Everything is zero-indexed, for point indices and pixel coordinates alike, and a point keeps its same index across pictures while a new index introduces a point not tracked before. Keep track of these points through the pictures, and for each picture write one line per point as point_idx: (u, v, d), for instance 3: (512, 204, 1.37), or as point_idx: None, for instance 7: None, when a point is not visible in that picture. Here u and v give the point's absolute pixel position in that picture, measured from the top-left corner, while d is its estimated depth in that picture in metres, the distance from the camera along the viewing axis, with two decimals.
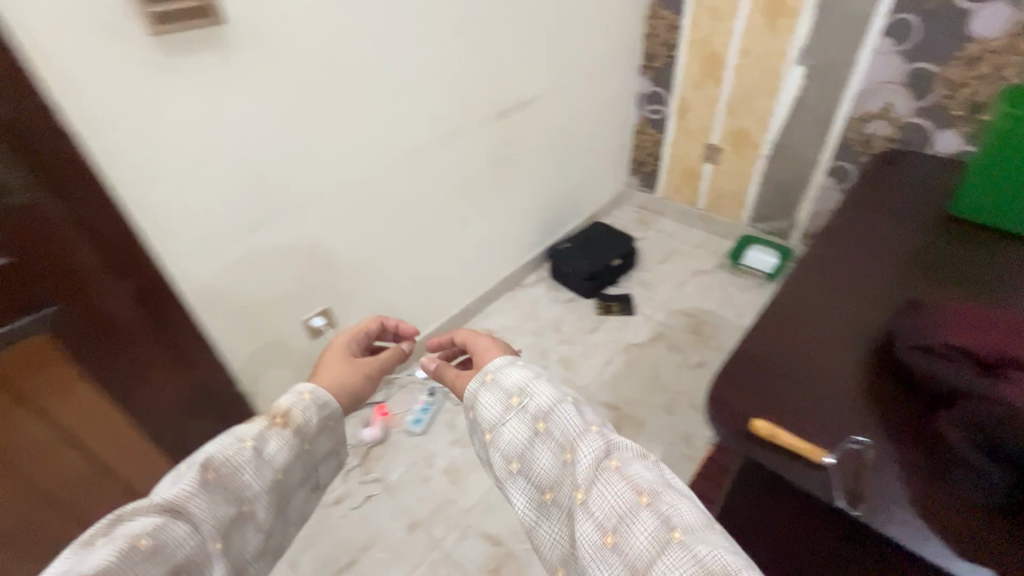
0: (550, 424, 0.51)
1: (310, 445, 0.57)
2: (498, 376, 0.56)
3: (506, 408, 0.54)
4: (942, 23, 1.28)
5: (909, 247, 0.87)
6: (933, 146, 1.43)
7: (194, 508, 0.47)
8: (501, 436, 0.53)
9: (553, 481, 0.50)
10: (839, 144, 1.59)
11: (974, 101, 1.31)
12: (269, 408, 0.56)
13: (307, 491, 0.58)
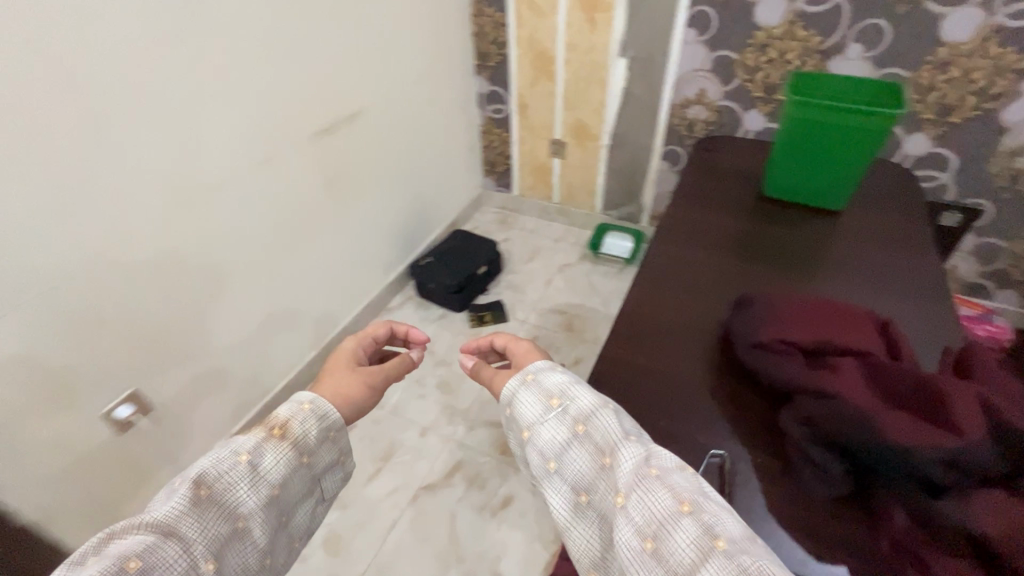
0: (591, 426, 0.52)
1: (308, 458, 0.58)
2: (539, 377, 0.58)
3: (545, 408, 0.55)
4: (733, 14, 1.39)
5: (731, 238, 0.91)
6: (743, 126, 1.56)
7: (187, 525, 0.47)
8: (538, 438, 0.54)
9: (591, 483, 0.51)
10: (668, 130, 1.68)
11: (768, 83, 1.45)
12: (268, 419, 0.58)
13: (305, 504, 0.59)
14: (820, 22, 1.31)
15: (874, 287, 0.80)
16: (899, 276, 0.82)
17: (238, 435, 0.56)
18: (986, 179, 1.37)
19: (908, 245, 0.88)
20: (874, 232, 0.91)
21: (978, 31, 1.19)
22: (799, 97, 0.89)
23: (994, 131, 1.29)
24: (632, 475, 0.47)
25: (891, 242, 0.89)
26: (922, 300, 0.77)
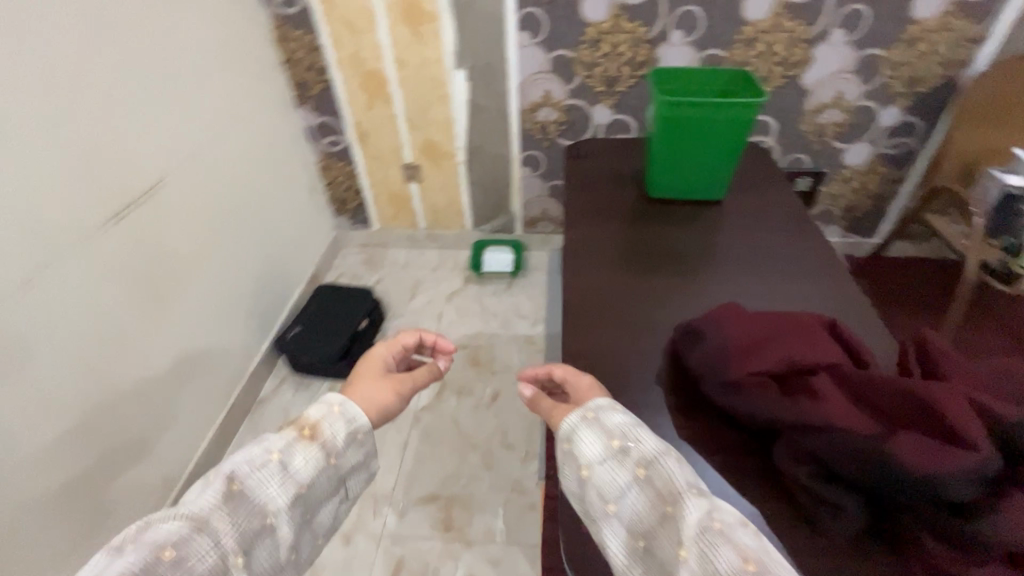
0: (653, 473, 0.51)
1: (335, 459, 0.62)
2: (598, 415, 0.56)
3: (606, 449, 0.54)
4: (562, 13, 1.36)
5: (636, 256, 0.87)
6: (593, 120, 1.56)
7: (219, 519, 0.53)
8: (597, 479, 0.52)
9: (650, 529, 0.49)
10: (522, 136, 1.63)
11: (607, 77, 1.46)
12: (301, 419, 0.63)
13: (330, 501, 0.63)
14: (642, 13, 1.34)
15: (778, 278, 0.81)
16: (794, 262, 0.84)
17: (273, 433, 0.61)
18: (800, 136, 1.54)
19: (787, 226, 0.91)
20: (756, 219, 0.93)
21: (773, 8, 1.31)
22: (669, 98, 0.86)
23: (800, 94, 1.45)
24: (697, 528, 0.46)
25: (774, 227, 0.92)
26: (822, 283, 0.79)
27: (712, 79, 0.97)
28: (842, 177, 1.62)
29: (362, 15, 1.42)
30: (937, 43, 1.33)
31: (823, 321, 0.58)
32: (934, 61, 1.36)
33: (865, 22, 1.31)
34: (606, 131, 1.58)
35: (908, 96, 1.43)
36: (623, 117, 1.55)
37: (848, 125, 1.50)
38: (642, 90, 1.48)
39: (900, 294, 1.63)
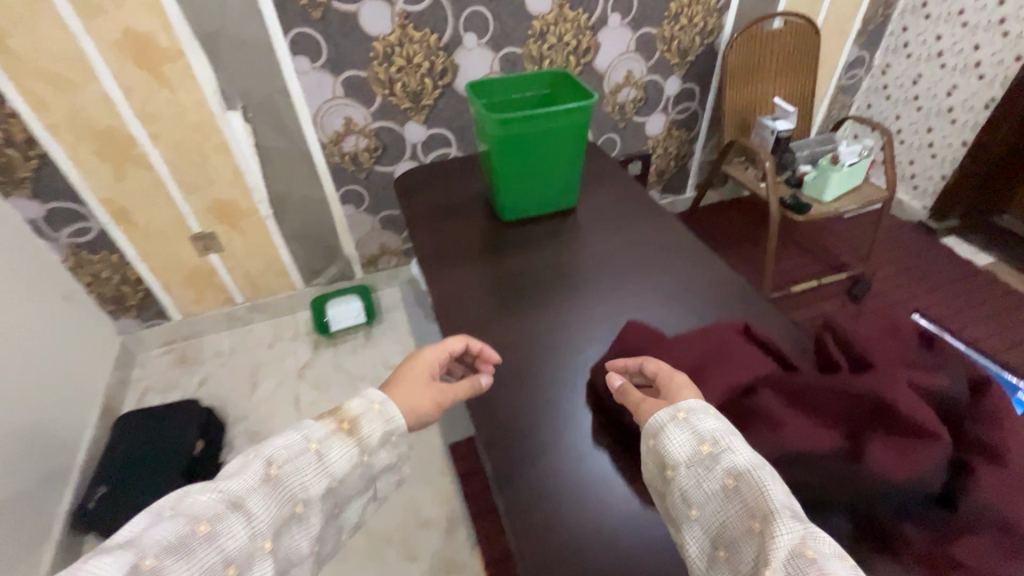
0: (742, 484, 0.43)
1: (369, 457, 0.56)
2: (689, 414, 0.48)
3: (694, 454, 0.46)
4: (340, 29, 1.19)
5: (521, 302, 0.77)
6: (408, 140, 1.42)
7: (256, 500, 0.48)
8: (680, 484, 0.46)
9: (733, 543, 0.42)
10: (333, 172, 1.41)
11: (410, 92, 1.33)
12: (341, 411, 0.58)
13: (359, 499, 0.58)
14: (428, 19, 1.24)
15: (665, 280, 0.77)
16: (673, 258, 0.81)
17: (311, 420, 0.56)
18: (607, 117, 1.60)
19: (649, 221, 0.89)
20: (619, 222, 0.89)
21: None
22: (499, 115, 0.77)
23: (597, 79, 1.50)
24: (782, 554, 0.37)
25: (637, 224, 0.89)
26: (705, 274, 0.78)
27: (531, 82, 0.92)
28: (649, 147, 1.74)
29: (68, 62, 1.07)
30: (694, 15, 1.47)
31: (736, 328, 0.56)
32: (694, 32, 1.51)
33: (634, 4, 1.39)
34: (424, 149, 1.46)
35: (682, 65, 1.58)
36: (438, 131, 1.43)
37: (643, 99, 1.61)
38: (451, 99, 1.39)
39: (722, 240, 1.82)
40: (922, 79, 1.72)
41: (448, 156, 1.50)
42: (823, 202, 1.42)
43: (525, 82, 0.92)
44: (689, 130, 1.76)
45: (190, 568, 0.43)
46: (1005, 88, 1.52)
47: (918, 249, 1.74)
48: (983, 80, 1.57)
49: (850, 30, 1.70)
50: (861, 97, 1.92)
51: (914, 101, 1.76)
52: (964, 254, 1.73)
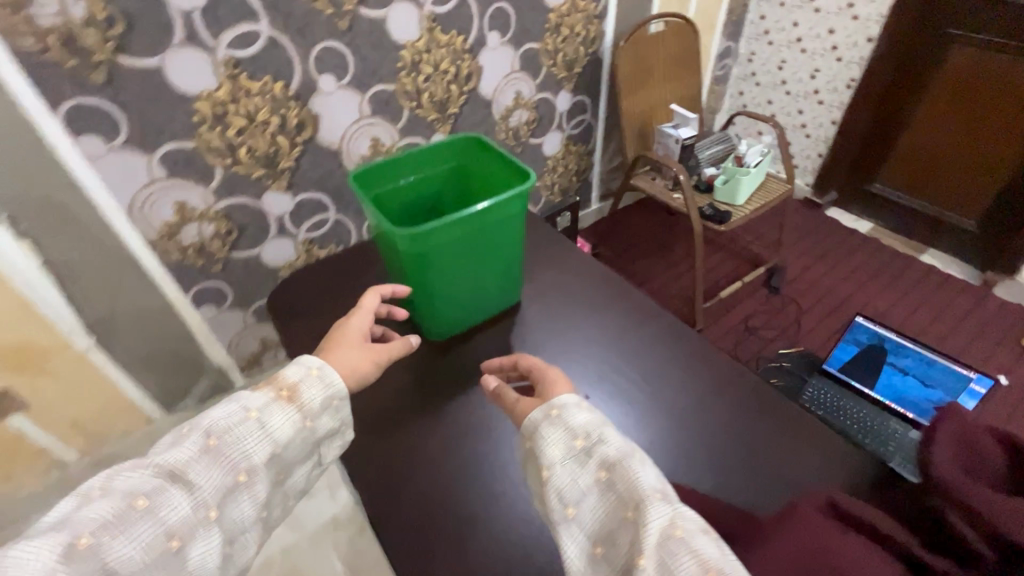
0: (614, 475, 0.49)
1: (313, 422, 0.55)
2: (563, 411, 0.54)
3: (572, 451, 0.52)
4: (141, 92, 0.86)
5: (511, 487, 0.60)
6: (271, 215, 1.12)
7: (196, 472, 0.48)
8: (557, 480, 0.50)
9: (610, 540, 0.46)
10: (176, 273, 1.07)
11: (261, 156, 1.03)
12: (276, 380, 0.56)
13: (305, 466, 0.56)
14: (267, 64, 0.95)
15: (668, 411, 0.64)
16: (659, 370, 0.68)
17: (248, 391, 0.54)
18: (501, 144, 1.42)
19: (612, 316, 0.76)
20: (579, 326, 0.74)
21: (421, 23, 1.09)
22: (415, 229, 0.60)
23: (484, 105, 1.31)
24: (656, 537, 0.43)
25: (599, 322, 0.75)
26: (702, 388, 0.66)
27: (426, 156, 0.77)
28: (549, 167, 1.60)
29: None
30: (574, 25, 1.35)
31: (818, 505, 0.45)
32: (576, 41, 1.38)
33: (512, 19, 1.22)
34: (295, 220, 1.16)
35: (570, 78, 1.45)
36: (309, 195, 1.15)
37: (536, 120, 1.45)
38: (316, 156, 1.11)
39: (638, 253, 1.75)
40: (786, 64, 1.77)
41: (327, 223, 1.22)
42: (737, 205, 1.39)
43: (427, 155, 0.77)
44: (586, 142, 1.64)
45: (130, 541, 0.44)
46: (863, 68, 1.62)
47: (812, 227, 1.81)
48: (842, 62, 1.65)
49: (717, 23, 1.69)
50: (733, 86, 1.95)
51: (783, 86, 1.82)
52: (848, 224, 1.84)
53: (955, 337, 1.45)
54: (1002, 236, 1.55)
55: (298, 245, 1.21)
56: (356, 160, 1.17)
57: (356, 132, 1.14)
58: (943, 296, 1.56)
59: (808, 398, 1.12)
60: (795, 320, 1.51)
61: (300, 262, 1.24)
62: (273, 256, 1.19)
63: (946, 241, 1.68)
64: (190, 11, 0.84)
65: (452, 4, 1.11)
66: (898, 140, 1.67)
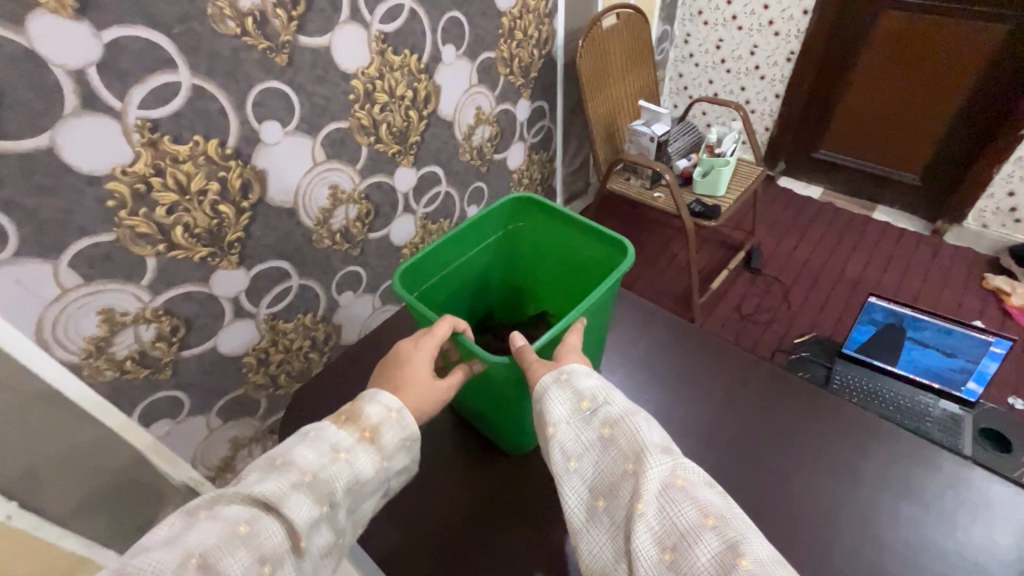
0: (618, 432, 0.52)
1: (391, 465, 0.56)
2: (571, 377, 0.56)
3: (576, 412, 0.54)
4: (29, 182, 0.64)
5: None
6: (222, 298, 0.92)
7: (294, 502, 0.49)
8: (562, 436, 0.53)
9: (612, 490, 0.50)
10: (114, 395, 0.84)
11: (202, 233, 0.83)
12: (360, 419, 0.57)
13: (375, 498, 0.57)
14: (194, 120, 0.75)
15: (826, 511, 0.59)
16: (802, 458, 0.63)
17: (333, 428, 0.56)
18: (467, 167, 1.28)
19: (718, 394, 0.71)
20: (693, 420, 0.68)
21: (370, 46, 0.93)
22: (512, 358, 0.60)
23: (446, 128, 1.17)
24: (657, 486, 0.47)
25: (712, 410, 0.69)
26: (856, 470, 0.62)
27: (478, 229, 0.80)
28: (516, 181, 1.47)
29: None
30: (527, 27, 1.23)
31: None
32: (530, 44, 1.27)
33: (465, 29, 1.08)
34: (253, 297, 0.96)
35: (527, 84, 1.33)
36: (267, 265, 0.96)
37: (498, 135, 1.32)
38: (268, 220, 0.92)
39: None
40: (724, 43, 1.76)
41: (291, 291, 1.03)
42: (720, 195, 1.36)
43: (467, 232, 0.78)
44: (548, 148, 1.53)
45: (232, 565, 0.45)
46: (801, 41, 1.65)
47: (773, 202, 1.84)
48: (779, 36, 1.67)
49: (654, 10, 1.64)
50: (671, 70, 1.92)
51: (723, 65, 1.81)
52: (802, 192, 1.88)
53: (928, 290, 1.52)
54: (945, 185, 1.65)
55: (261, 324, 1.01)
56: (316, 214, 0.99)
57: (312, 183, 0.96)
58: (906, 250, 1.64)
59: (838, 384, 1.14)
60: (784, 298, 1.52)
61: (265, 343, 1.04)
62: (232, 344, 0.98)
63: (893, 198, 1.77)
64: (82, 68, 0.63)
65: (401, 21, 0.96)
66: (838, 106, 1.72)
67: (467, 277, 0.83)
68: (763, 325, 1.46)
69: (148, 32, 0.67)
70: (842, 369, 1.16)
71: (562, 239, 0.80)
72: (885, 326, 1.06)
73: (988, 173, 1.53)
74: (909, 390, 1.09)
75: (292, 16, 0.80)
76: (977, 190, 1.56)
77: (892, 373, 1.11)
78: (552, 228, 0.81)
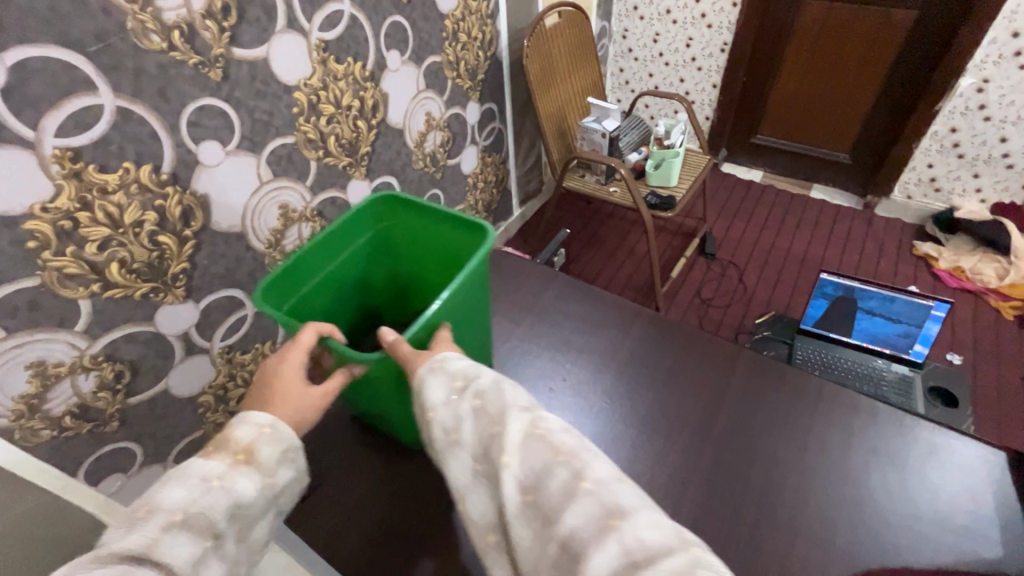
0: (485, 400, 0.49)
1: (276, 483, 0.49)
2: (442, 364, 0.52)
3: (452, 391, 0.51)
4: None
5: None
6: (170, 335, 0.84)
7: (168, 546, 0.40)
8: (435, 415, 0.50)
9: (484, 453, 0.47)
10: (53, 456, 0.75)
11: (142, 268, 0.76)
12: (226, 444, 0.48)
13: (266, 521, 0.49)
14: (123, 145, 0.69)
15: (822, 495, 0.60)
16: (798, 446, 0.64)
17: (197, 460, 0.47)
18: (421, 174, 1.24)
19: (707, 388, 0.71)
20: (687, 419, 0.68)
21: (311, 55, 0.88)
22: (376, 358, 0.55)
23: (398, 136, 1.13)
24: (518, 439, 0.45)
25: (703, 405, 0.70)
26: (849, 450, 0.64)
27: (341, 232, 0.69)
28: (471, 186, 1.45)
29: None
30: (471, 29, 1.21)
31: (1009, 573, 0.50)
32: (475, 46, 1.25)
33: (409, 33, 1.05)
34: (205, 331, 0.89)
35: (475, 87, 1.31)
36: (218, 296, 0.89)
37: (449, 140, 1.29)
38: (215, 247, 0.85)
39: (578, 251, 1.71)
40: (660, 36, 1.81)
41: (245, 321, 0.96)
42: (672, 186, 1.39)
43: (328, 237, 0.67)
44: (500, 149, 1.52)
45: None
46: (731, 32, 1.71)
47: (720, 187, 1.92)
48: (711, 28, 1.73)
49: (591, 7, 1.67)
50: (612, 65, 1.95)
51: (661, 58, 1.86)
52: (744, 177, 1.96)
53: (867, 261, 1.62)
54: (872, 161, 1.76)
55: (215, 359, 0.94)
56: (267, 236, 0.93)
57: (260, 204, 0.90)
58: (844, 224, 1.74)
59: (802, 360, 1.19)
60: (739, 280, 1.58)
61: (222, 379, 0.97)
62: (186, 384, 0.90)
63: (827, 176, 1.87)
64: None
65: (341, 27, 0.91)
66: (770, 92, 1.81)
67: (342, 285, 0.73)
68: (724, 307, 1.51)
69: (61, 52, 0.60)
70: (806, 346, 1.21)
71: (437, 233, 0.71)
72: (838, 301, 1.12)
73: (908, 147, 1.65)
74: (867, 358, 1.14)
75: (224, 27, 0.75)
76: (901, 166, 1.68)
77: (848, 344, 1.17)
78: (428, 223, 0.71)
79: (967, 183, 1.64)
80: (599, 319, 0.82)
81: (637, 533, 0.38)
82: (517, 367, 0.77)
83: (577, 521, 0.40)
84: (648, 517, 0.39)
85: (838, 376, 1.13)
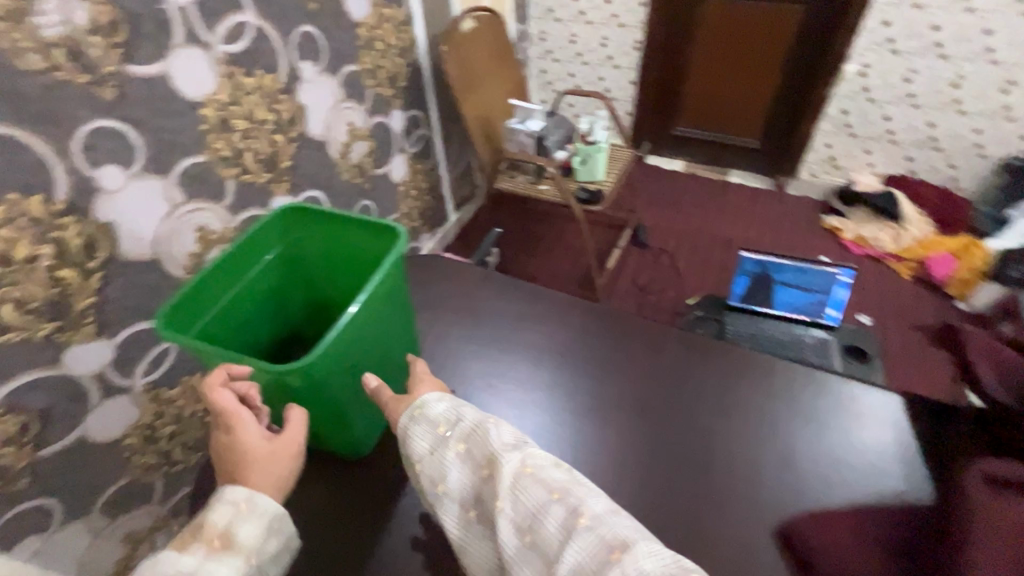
0: (472, 445, 0.52)
1: (258, 558, 0.52)
2: (424, 409, 0.56)
3: (438, 438, 0.54)
4: None
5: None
6: (82, 378, 0.78)
7: None
8: (426, 468, 0.53)
9: (477, 499, 0.51)
10: None
11: (41, 307, 0.70)
12: (202, 530, 0.51)
13: None
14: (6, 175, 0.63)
15: (757, 454, 0.64)
16: (731, 412, 0.69)
17: (176, 554, 0.50)
18: (348, 186, 1.22)
19: (643, 367, 0.75)
20: (628, 399, 0.71)
21: (217, 69, 0.85)
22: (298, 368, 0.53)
23: (319, 149, 1.10)
24: (512, 480, 0.49)
25: (642, 383, 0.73)
26: (777, 410, 0.68)
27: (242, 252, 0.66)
28: (403, 194, 1.44)
29: None
30: (386, 37, 1.20)
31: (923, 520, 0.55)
32: (393, 54, 1.24)
33: (321, 44, 1.03)
34: (123, 369, 0.83)
35: (396, 94, 1.30)
36: (136, 330, 0.83)
37: (375, 149, 1.28)
38: (127, 278, 0.80)
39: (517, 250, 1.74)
40: (577, 37, 1.87)
41: (169, 354, 0.90)
42: (599, 180, 1.44)
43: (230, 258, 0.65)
44: (429, 156, 1.51)
45: None
46: (642, 30, 1.79)
47: (647, 178, 2.00)
48: (624, 28, 1.81)
49: (506, 11, 1.70)
50: (533, 67, 2.00)
51: (579, 58, 1.92)
52: (668, 167, 2.06)
53: (783, 238, 1.74)
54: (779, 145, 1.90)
55: (139, 398, 0.88)
56: (185, 262, 0.88)
57: (173, 228, 0.85)
58: (760, 205, 1.87)
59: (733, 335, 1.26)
60: (671, 266, 1.65)
61: (148, 418, 0.90)
62: (107, 428, 0.84)
63: (741, 161, 2.00)
64: None
65: (247, 39, 0.88)
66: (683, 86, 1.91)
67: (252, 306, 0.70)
68: (659, 292, 1.58)
69: None
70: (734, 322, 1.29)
71: (345, 242, 0.70)
72: (758, 276, 1.20)
73: (807, 131, 1.79)
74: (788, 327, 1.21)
75: (114, 42, 0.70)
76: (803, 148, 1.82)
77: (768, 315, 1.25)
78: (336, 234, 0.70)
79: (860, 160, 1.80)
80: (537, 312, 0.83)
81: (637, 563, 0.42)
82: (460, 368, 0.77)
83: (578, 557, 0.44)
84: (645, 547, 0.44)
85: (766, 345, 1.19)
